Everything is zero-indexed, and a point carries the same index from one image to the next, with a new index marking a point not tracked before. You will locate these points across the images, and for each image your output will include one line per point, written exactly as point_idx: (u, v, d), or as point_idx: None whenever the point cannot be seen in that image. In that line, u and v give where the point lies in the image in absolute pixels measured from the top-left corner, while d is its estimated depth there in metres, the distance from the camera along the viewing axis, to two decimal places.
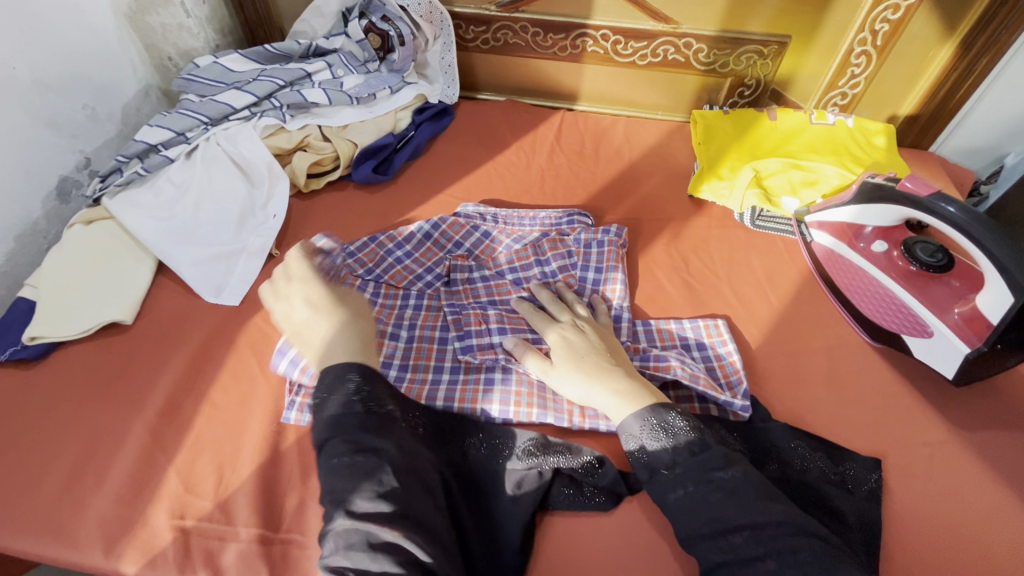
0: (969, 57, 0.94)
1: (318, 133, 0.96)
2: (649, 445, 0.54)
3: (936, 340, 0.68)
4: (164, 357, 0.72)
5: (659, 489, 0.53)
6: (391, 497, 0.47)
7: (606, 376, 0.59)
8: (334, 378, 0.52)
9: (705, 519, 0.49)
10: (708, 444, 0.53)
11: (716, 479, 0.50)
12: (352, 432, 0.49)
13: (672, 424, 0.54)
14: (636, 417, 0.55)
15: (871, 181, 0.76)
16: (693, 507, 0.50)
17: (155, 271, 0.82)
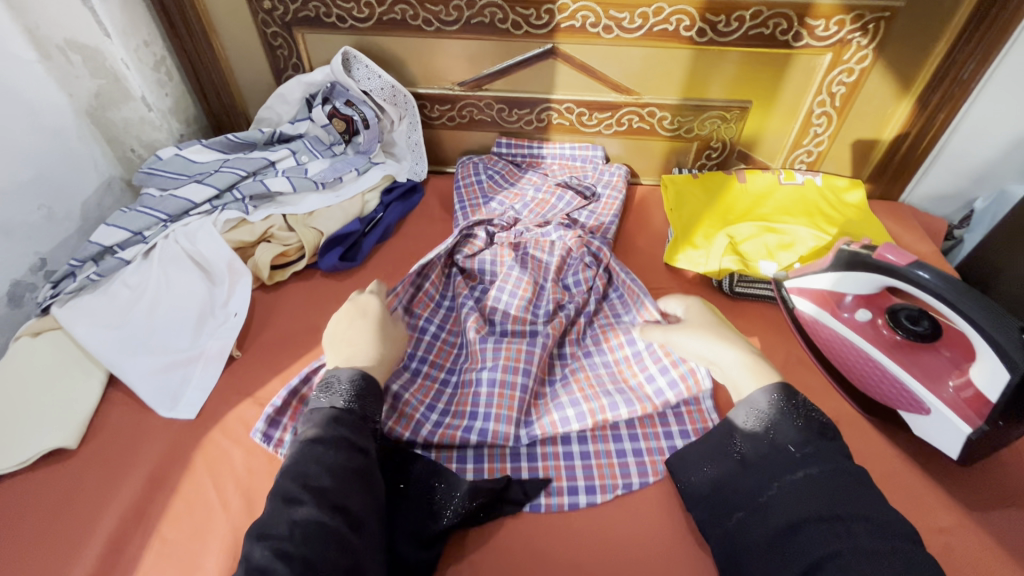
0: (927, 112, 0.95)
1: (283, 223, 0.93)
2: (765, 421, 0.58)
3: (936, 418, 0.64)
4: (111, 486, 0.66)
5: (754, 482, 0.56)
6: (337, 474, 0.53)
7: (729, 341, 0.67)
8: (323, 388, 0.61)
9: (822, 501, 0.50)
10: (832, 434, 0.57)
11: (840, 464, 0.53)
12: (328, 421, 0.57)
13: (789, 407, 0.58)
14: (764, 387, 0.60)
15: (848, 248, 0.74)
16: (812, 491, 0.51)
17: (106, 384, 0.77)
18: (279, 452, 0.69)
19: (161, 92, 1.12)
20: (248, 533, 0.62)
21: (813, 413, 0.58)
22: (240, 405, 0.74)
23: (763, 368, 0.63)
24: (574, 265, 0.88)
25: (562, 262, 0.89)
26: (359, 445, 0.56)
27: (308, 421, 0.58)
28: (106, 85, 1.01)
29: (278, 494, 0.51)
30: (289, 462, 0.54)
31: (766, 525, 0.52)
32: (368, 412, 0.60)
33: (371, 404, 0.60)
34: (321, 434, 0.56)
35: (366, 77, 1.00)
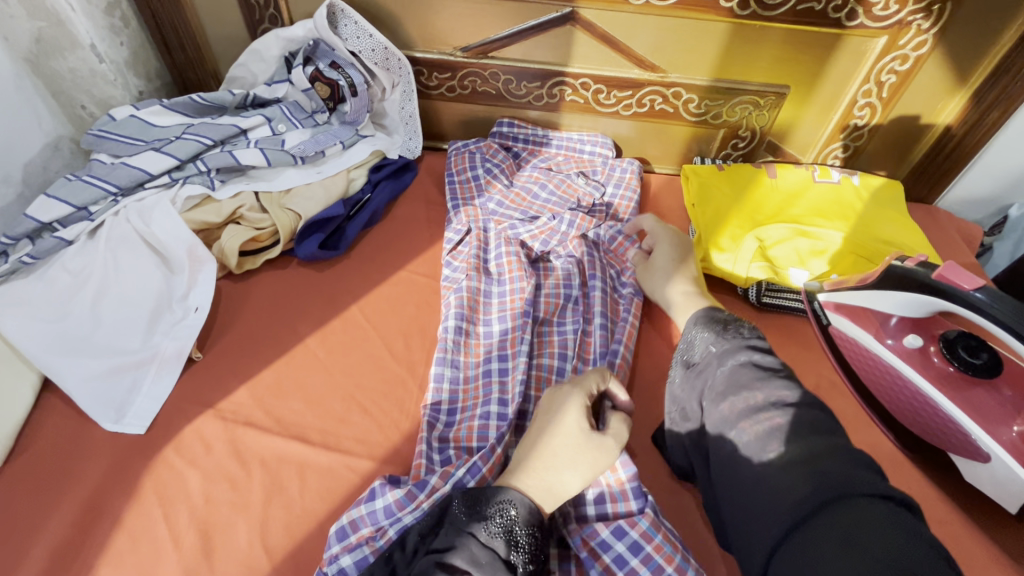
0: (981, 110, 0.86)
1: (254, 203, 0.81)
2: (694, 329, 0.60)
3: (995, 466, 0.57)
4: (42, 514, 0.57)
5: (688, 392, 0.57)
6: None
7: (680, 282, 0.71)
8: (493, 504, 0.50)
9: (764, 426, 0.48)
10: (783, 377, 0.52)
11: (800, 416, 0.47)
12: (466, 558, 0.47)
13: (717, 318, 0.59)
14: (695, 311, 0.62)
15: (898, 264, 0.65)
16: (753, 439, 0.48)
17: (40, 388, 0.66)
18: (243, 477, 0.60)
19: (116, 40, 0.95)
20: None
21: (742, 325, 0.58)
22: (199, 418, 0.64)
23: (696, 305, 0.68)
24: (587, 267, 0.79)
25: (575, 270, 0.79)
26: None
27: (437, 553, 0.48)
28: (48, 28, 0.86)
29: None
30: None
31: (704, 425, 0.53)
32: (517, 549, 0.48)
33: (532, 538, 0.49)
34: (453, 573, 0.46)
35: (355, 36, 0.88)
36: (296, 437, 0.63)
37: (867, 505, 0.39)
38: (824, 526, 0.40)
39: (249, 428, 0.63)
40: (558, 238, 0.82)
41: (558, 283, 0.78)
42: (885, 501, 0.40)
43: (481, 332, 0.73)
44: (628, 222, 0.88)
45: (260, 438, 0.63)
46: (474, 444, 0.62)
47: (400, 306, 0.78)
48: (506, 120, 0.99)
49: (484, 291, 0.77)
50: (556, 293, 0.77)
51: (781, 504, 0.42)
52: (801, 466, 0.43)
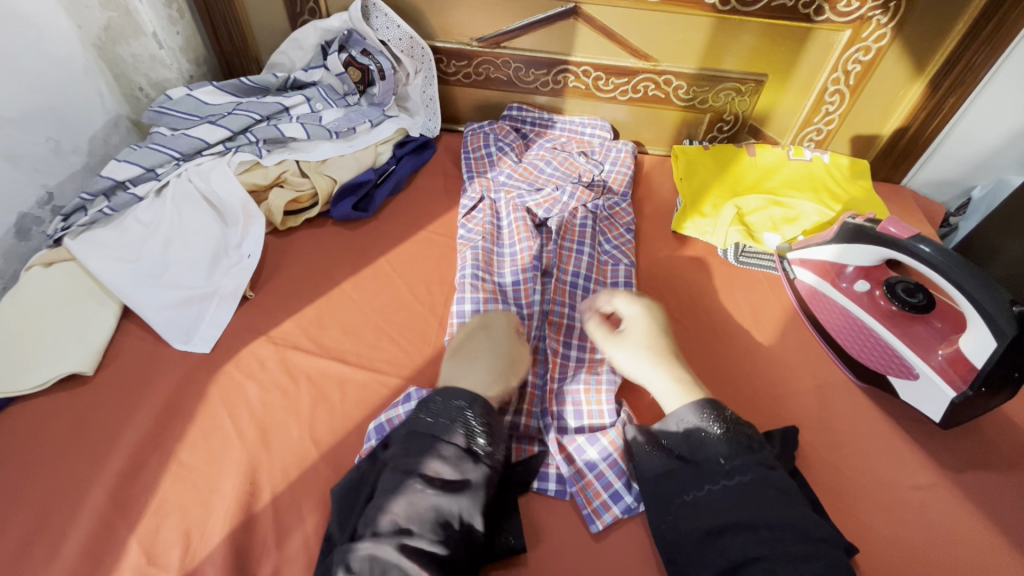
0: (937, 96, 0.97)
1: (296, 169, 0.93)
2: (701, 430, 0.59)
3: (922, 383, 0.69)
4: (128, 412, 0.68)
5: (685, 481, 0.57)
6: (430, 524, 0.52)
7: (670, 365, 0.66)
8: (448, 404, 0.58)
9: (754, 510, 0.52)
10: (761, 446, 0.58)
11: (770, 478, 0.54)
12: (431, 449, 0.56)
13: (721, 421, 0.59)
14: (691, 405, 0.61)
15: (853, 222, 0.77)
16: (741, 498, 0.53)
17: (119, 316, 0.77)
18: (293, 388, 0.71)
19: (173, 29, 1.09)
20: (264, 461, 0.65)
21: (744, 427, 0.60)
22: (254, 342, 0.76)
23: (691, 389, 0.63)
24: (579, 234, 0.90)
25: (583, 232, 0.90)
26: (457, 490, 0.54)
27: (401, 460, 0.56)
28: (117, 17, 0.98)
29: (375, 555, 0.50)
30: (396, 506, 0.52)
31: (695, 522, 0.54)
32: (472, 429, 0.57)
33: (482, 419, 0.58)
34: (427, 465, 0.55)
35: (384, 27, 1.00)
36: (336, 358, 0.75)
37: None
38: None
39: (296, 350, 0.75)
40: (559, 206, 0.93)
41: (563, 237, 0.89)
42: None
43: (498, 280, 0.84)
44: (624, 194, 0.99)
45: (305, 357, 0.74)
46: None
47: (421, 259, 0.89)
48: (516, 104, 1.10)
49: (497, 248, 0.88)
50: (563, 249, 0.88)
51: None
52: (798, 548, 0.49)
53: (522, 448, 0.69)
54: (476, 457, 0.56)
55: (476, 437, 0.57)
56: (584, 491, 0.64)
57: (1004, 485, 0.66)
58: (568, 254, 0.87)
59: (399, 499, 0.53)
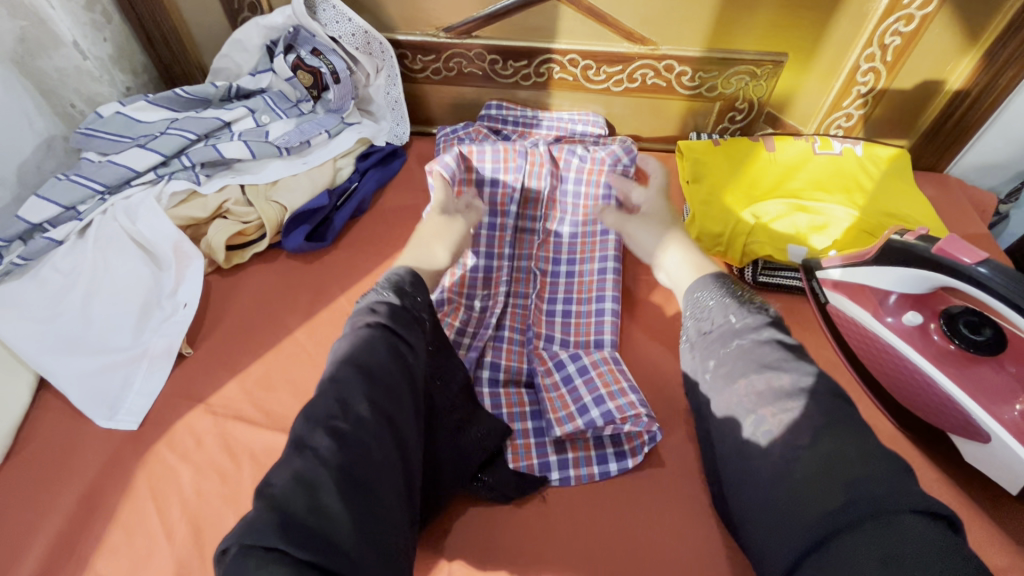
0: (992, 70, 0.81)
1: (239, 196, 0.81)
2: (709, 300, 0.53)
3: (994, 450, 0.55)
4: (42, 508, 0.58)
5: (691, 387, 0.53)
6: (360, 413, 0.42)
7: (687, 249, 0.64)
8: (404, 285, 0.52)
9: (756, 362, 0.46)
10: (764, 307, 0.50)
11: (771, 338, 0.47)
12: (392, 319, 0.48)
13: (732, 291, 0.52)
14: (706, 278, 0.55)
15: (898, 238, 0.62)
16: (738, 364, 0.47)
17: (37, 386, 0.67)
18: (233, 470, 0.60)
19: (99, 36, 0.95)
20: (196, 568, 0.54)
21: (757, 299, 0.52)
22: (189, 412, 0.65)
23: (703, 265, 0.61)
24: (562, 250, 0.78)
25: (573, 245, 0.78)
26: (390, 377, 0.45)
27: (346, 340, 0.46)
28: (30, 27, 0.85)
29: (336, 429, 0.40)
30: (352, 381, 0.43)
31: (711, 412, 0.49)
32: (421, 312, 0.52)
33: (425, 303, 0.53)
34: (380, 335, 0.47)
35: (334, 21, 0.85)
36: (285, 429, 0.64)
37: (906, 518, 0.36)
38: (859, 538, 0.37)
39: (238, 421, 0.64)
40: (547, 217, 0.79)
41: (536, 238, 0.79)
42: (929, 516, 0.36)
43: (466, 291, 0.73)
44: (628, 164, 0.79)
45: (248, 430, 0.63)
46: None
47: None
48: (495, 102, 0.96)
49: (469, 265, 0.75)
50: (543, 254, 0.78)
51: (783, 473, 0.42)
52: (800, 411, 0.43)
53: None
54: (401, 342, 0.48)
55: (397, 320, 0.48)
56: (576, 454, 0.62)
57: None
58: (550, 278, 0.77)
59: (328, 396, 0.42)
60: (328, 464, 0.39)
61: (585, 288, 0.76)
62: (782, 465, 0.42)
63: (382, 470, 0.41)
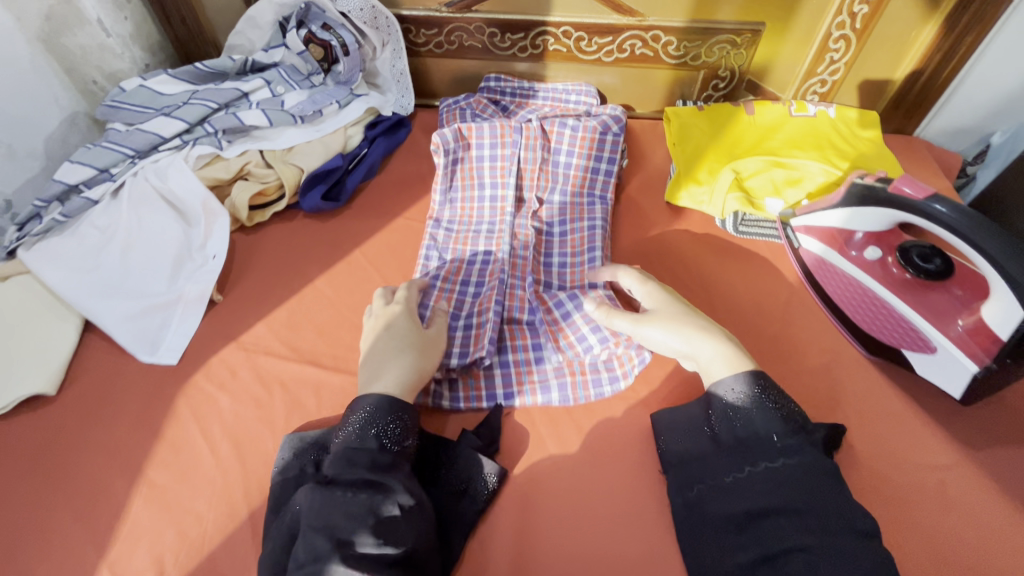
0: (954, 35, 0.87)
1: (260, 159, 0.87)
2: (741, 402, 0.57)
3: (941, 357, 0.63)
4: (94, 432, 0.65)
5: (723, 462, 0.57)
6: (366, 523, 0.50)
7: (710, 334, 0.63)
8: (359, 420, 0.57)
9: (791, 497, 0.51)
10: (784, 400, 0.58)
11: (814, 462, 0.53)
12: (343, 465, 0.54)
13: (768, 396, 0.57)
14: (744, 374, 0.59)
15: (861, 183, 0.70)
16: (776, 484, 0.52)
17: (82, 329, 0.73)
18: (266, 397, 0.67)
19: (121, 15, 1.00)
20: (238, 477, 0.61)
21: (783, 400, 0.57)
22: (223, 349, 0.71)
23: (740, 356, 0.62)
24: (559, 213, 0.84)
25: (565, 209, 0.84)
26: (383, 480, 0.53)
27: (337, 468, 0.54)
28: (57, 6, 0.91)
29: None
30: (342, 522, 0.50)
31: (732, 506, 0.53)
32: (402, 439, 0.57)
33: (407, 420, 0.58)
34: (354, 484, 0.52)
35: None
36: (310, 362, 0.70)
37: None
38: None
39: (268, 356, 0.71)
40: (546, 180, 0.86)
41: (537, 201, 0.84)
42: None
43: (469, 246, 0.80)
44: (617, 133, 0.88)
45: (278, 363, 0.70)
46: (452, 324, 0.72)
47: (398, 249, 0.84)
48: (493, 74, 1.02)
49: (475, 229, 0.82)
50: (542, 210, 0.84)
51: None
52: (837, 530, 0.48)
53: (469, 390, 0.69)
54: (390, 459, 0.55)
55: (385, 437, 0.56)
56: (574, 379, 0.69)
57: None
58: (544, 237, 0.82)
59: (339, 510, 0.51)
60: (342, 561, 0.48)
61: (577, 245, 0.80)
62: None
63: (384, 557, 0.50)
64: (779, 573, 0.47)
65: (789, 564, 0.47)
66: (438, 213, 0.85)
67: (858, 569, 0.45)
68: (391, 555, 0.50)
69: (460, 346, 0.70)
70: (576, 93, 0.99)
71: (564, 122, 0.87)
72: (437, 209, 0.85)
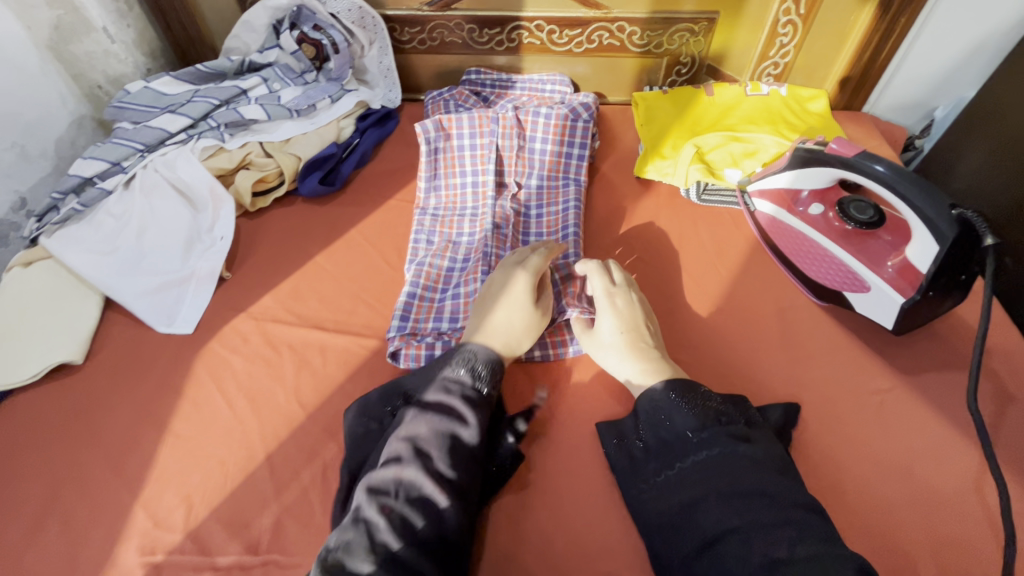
0: (889, 16, 0.96)
1: (260, 149, 0.95)
2: (666, 408, 0.60)
3: (874, 293, 0.71)
4: (120, 393, 0.71)
5: (655, 464, 0.59)
6: (443, 443, 0.57)
7: (639, 354, 0.67)
8: (457, 355, 0.64)
9: (718, 485, 0.52)
10: (704, 395, 0.61)
11: (738, 448, 0.55)
12: (438, 391, 0.61)
13: (682, 396, 0.60)
14: (659, 386, 0.62)
15: (802, 146, 0.78)
16: (703, 475, 0.54)
17: (103, 306, 0.80)
18: (277, 358, 0.74)
19: (123, 22, 1.08)
20: (254, 426, 0.68)
21: (707, 396, 0.60)
22: (235, 319, 0.78)
23: (660, 369, 0.65)
24: (536, 195, 0.91)
25: (542, 192, 0.91)
26: (465, 415, 0.59)
27: (433, 392, 0.61)
28: (65, 15, 0.98)
29: (401, 476, 0.54)
30: (427, 438, 0.57)
31: (669, 501, 0.55)
32: (490, 384, 0.63)
33: (497, 371, 0.64)
34: (442, 408, 0.59)
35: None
36: (315, 327, 0.77)
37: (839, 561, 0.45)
38: None
39: (275, 323, 0.78)
40: (522, 163, 0.92)
41: (517, 185, 0.91)
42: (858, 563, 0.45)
43: (455, 230, 0.86)
44: (587, 119, 0.95)
45: (285, 328, 0.77)
46: (441, 298, 0.78)
47: (391, 227, 0.91)
48: (474, 68, 1.10)
49: (459, 210, 0.89)
50: (524, 194, 0.91)
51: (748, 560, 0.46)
52: (756, 502, 0.50)
53: None
54: (480, 395, 0.61)
55: (478, 376, 0.62)
56: (553, 340, 0.75)
57: (959, 383, 0.69)
58: (522, 218, 0.89)
59: (422, 428, 0.57)
60: (416, 479, 0.54)
61: (553, 224, 0.88)
62: (752, 558, 0.46)
63: (453, 484, 0.55)
64: (721, 558, 0.48)
65: (727, 548, 0.48)
66: (423, 201, 0.91)
67: (784, 539, 0.46)
68: (459, 482, 0.55)
69: (450, 312, 0.76)
70: (551, 82, 1.07)
71: (538, 111, 0.93)
72: (422, 199, 0.91)
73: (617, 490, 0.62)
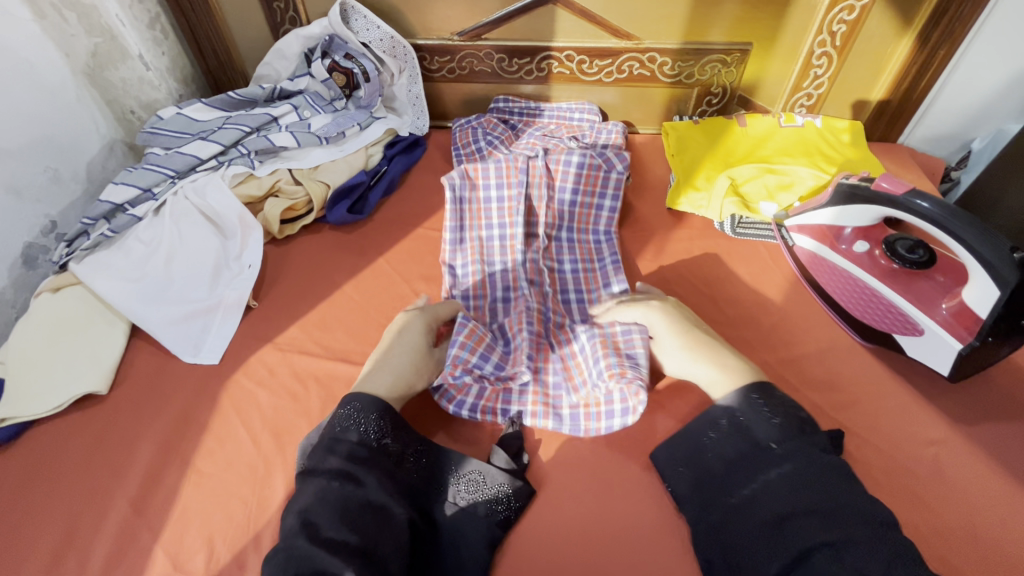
0: (927, 49, 0.95)
1: (289, 177, 0.95)
2: (754, 419, 0.59)
3: (929, 338, 0.68)
4: (143, 426, 0.70)
5: (729, 479, 0.57)
6: (343, 507, 0.53)
7: (711, 354, 0.67)
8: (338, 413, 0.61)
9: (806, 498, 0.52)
10: (811, 425, 0.59)
11: (828, 460, 0.55)
12: (327, 453, 0.58)
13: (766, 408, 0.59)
14: (740, 390, 0.62)
15: (846, 182, 0.76)
16: (787, 488, 0.53)
17: (128, 334, 0.79)
18: (302, 392, 0.72)
19: (158, 50, 1.11)
20: (279, 464, 0.66)
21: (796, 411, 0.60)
22: (260, 349, 0.77)
23: (736, 372, 0.65)
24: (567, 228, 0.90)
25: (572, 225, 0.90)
26: (355, 473, 0.56)
27: (325, 454, 0.58)
28: (102, 43, 0.99)
29: (293, 551, 0.50)
30: (312, 462, 0.58)
31: (752, 513, 0.53)
32: (378, 441, 0.59)
33: (369, 428, 0.60)
34: (331, 473, 0.56)
35: (365, 28, 1.01)
36: (341, 360, 0.75)
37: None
38: None
39: (301, 355, 0.76)
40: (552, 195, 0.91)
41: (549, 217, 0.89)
42: None
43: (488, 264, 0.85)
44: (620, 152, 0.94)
45: (311, 361, 0.75)
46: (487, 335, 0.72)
47: (419, 257, 0.90)
48: (502, 97, 1.10)
49: (487, 238, 0.87)
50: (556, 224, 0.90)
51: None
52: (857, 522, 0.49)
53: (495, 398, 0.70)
54: (352, 455, 0.57)
55: (348, 436, 0.59)
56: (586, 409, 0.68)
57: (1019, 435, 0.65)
58: (553, 250, 0.87)
59: (326, 498, 0.54)
60: (318, 542, 0.50)
61: (587, 256, 0.87)
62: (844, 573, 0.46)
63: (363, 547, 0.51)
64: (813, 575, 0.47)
65: (819, 561, 0.48)
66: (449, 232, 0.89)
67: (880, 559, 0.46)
68: (363, 542, 0.52)
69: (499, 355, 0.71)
70: (579, 111, 1.06)
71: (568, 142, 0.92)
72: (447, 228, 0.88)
73: (659, 543, 0.59)
